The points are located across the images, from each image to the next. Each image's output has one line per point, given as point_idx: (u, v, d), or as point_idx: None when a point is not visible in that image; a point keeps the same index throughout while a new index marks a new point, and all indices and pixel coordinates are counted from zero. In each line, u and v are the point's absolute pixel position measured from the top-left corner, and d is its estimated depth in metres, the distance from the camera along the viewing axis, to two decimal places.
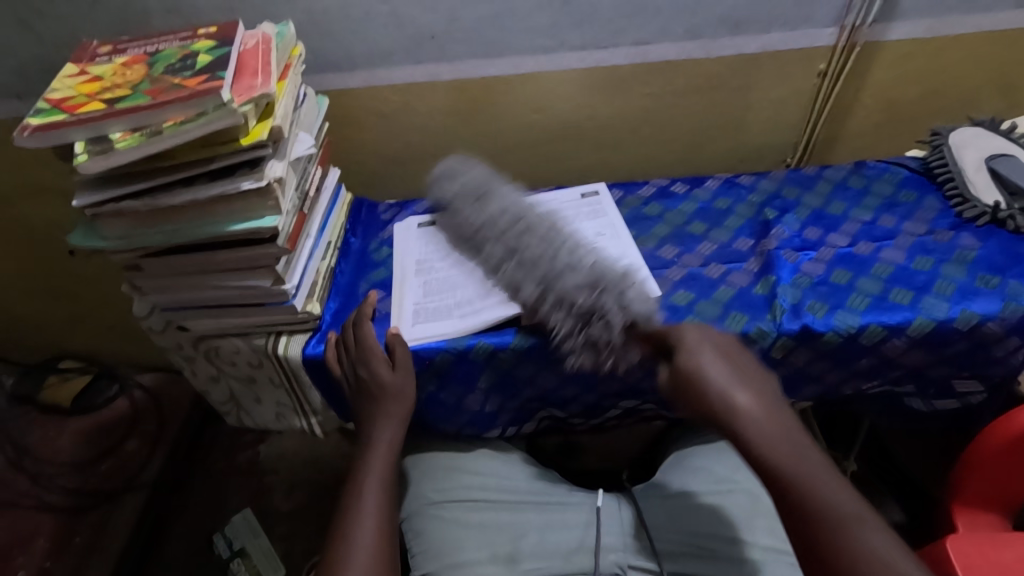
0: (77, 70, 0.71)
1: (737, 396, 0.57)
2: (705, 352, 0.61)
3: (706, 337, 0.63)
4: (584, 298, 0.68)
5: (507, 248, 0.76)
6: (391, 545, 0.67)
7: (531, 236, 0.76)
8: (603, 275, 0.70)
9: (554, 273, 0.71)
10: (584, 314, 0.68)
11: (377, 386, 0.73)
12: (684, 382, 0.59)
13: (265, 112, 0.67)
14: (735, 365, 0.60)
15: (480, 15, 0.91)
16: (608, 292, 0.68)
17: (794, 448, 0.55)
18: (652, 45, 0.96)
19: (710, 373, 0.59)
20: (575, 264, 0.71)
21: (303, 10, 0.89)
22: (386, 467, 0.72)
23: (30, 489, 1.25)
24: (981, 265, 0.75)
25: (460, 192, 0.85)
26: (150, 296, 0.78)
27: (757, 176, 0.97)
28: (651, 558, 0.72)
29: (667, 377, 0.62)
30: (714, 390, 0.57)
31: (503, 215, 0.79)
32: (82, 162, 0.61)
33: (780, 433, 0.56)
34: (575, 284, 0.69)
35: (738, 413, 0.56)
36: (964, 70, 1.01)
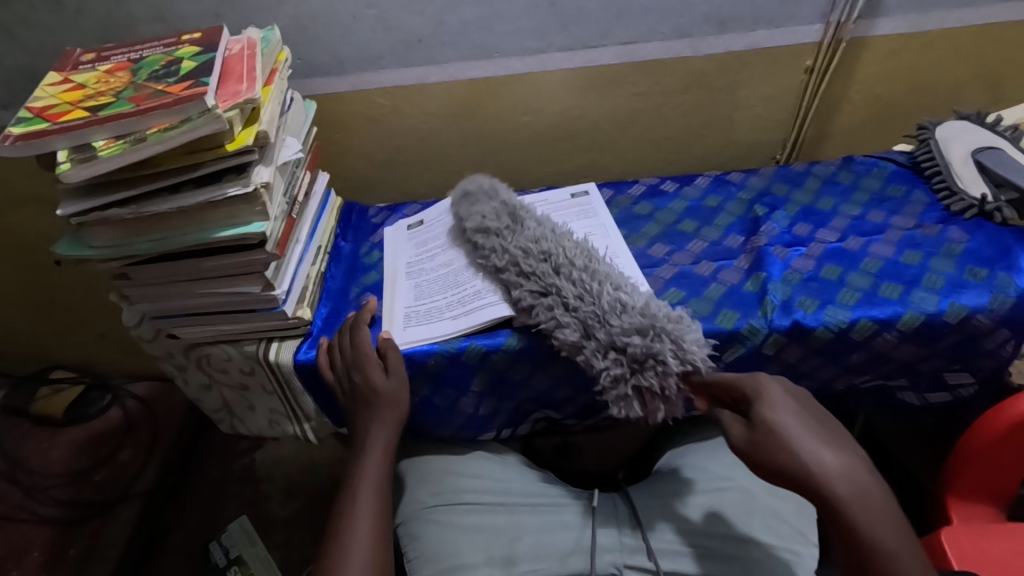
0: (61, 79, 0.70)
1: (828, 461, 0.56)
2: (785, 408, 0.60)
3: (783, 391, 0.62)
4: (638, 344, 0.67)
5: (544, 270, 0.73)
6: (386, 550, 0.67)
7: (567, 271, 0.72)
8: (654, 313, 0.68)
9: (603, 316, 0.69)
10: (636, 361, 0.67)
11: (371, 391, 0.73)
12: (768, 440, 0.58)
13: (251, 117, 0.66)
14: (816, 425, 0.59)
15: (467, 18, 0.91)
16: (665, 335, 0.67)
17: (879, 519, 0.54)
18: (640, 45, 0.96)
19: (800, 437, 0.58)
20: (624, 305, 0.69)
21: (289, 15, 0.89)
22: (381, 471, 0.72)
23: (23, 502, 1.24)
24: (970, 257, 0.75)
25: (489, 213, 0.81)
26: (139, 305, 0.78)
27: (747, 172, 0.97)
28: (646, 556, 0.71)
29: (742, 432, 0.61)
30: (804, 455, 0.56)
31: (532, 253, 0.75)
32: (65, 170, 0.60)
33: (871, 498, 0.55)
34: (623, 328, 0.68)
35: (828, 482, 0.55)
36: (950, 64, 1.02)
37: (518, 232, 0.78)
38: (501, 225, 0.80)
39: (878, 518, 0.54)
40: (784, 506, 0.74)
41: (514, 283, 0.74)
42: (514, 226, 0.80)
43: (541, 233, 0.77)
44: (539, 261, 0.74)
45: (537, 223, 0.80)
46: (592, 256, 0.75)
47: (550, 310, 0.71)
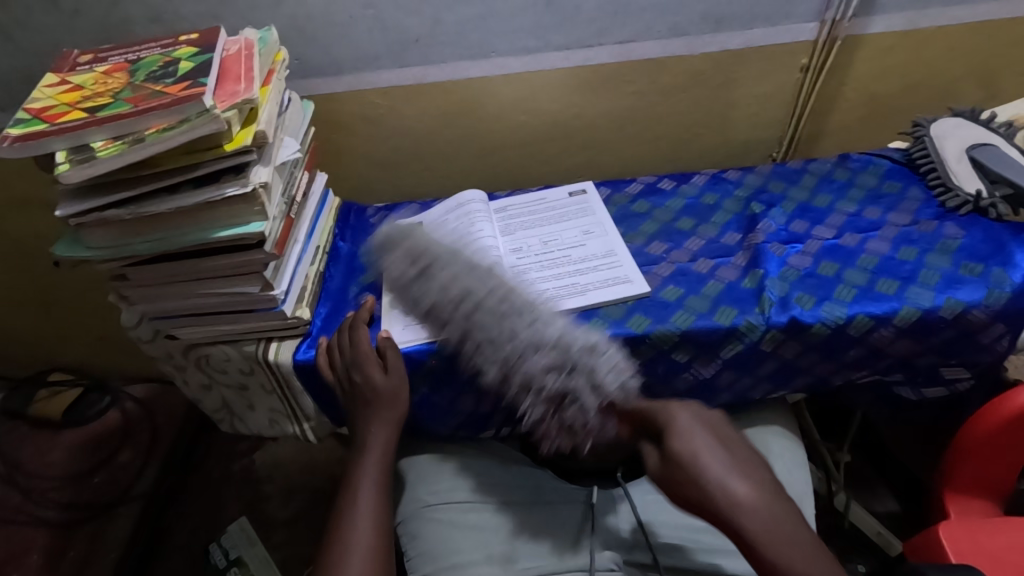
0: (58, 80, 0.70)
1: (732, 489, 0.54)
2: (696, 437, 0.58)
3: (695, 419, 0.61)
4: (553, 382, 0.67)
5: (459, 313, 0.71)
6: (387, 549, 0.67)
7: (480, 314, 0.70)
8: (568, 347, 0.68)
9: (522, 352, 0.68)
10: (554, 398, 0.67)
11: (371, 392, 0.73)
12: (676, 466, 0.57)
13: (249, 117, 0.67)
14: (730, 454, 0.57)
15: (464, 18, 0.91)
16: (577, 370, 0.67)
17: (786, 545, 0.51)
18: (636, 44, 0.96)
19: (707, 466, 0.56)
20: (538, 340, 0.68)
21: (286, 15, 0.89)
22: (380, 471, 0.72)
23: (22, 505, 1.23)
24: (965, 253, 0.76)
25: (401, 261, 0.79)
26: (137, 305, 0.78)
27: (744, 170, 0.98)
28: (643, 551, 0.74)
29: (658, 465, 0.59)
30: (711, 486, 0.54)
31: (449, 297, 0.72)
32: (64, 171, 0.60)
33: (781, 531, 0.52)
34: (540, 367, 0.67)
35: (730, 511, 0.53)
36: (944, 62, 1.02)
37: (430, 279, 0.75)
38: (413, 275, 0.77)
39: (787, 544, 0.52)
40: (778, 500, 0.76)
41: (442, 324, 0.73)
42: (424, 274, 0.76)
43: (454, 275, 0.74)
44: (456, 307, 0.72)
45: (448, 257, 0.76)
46: (510, 287, 0.73)
47: (473, 349, 0.71)
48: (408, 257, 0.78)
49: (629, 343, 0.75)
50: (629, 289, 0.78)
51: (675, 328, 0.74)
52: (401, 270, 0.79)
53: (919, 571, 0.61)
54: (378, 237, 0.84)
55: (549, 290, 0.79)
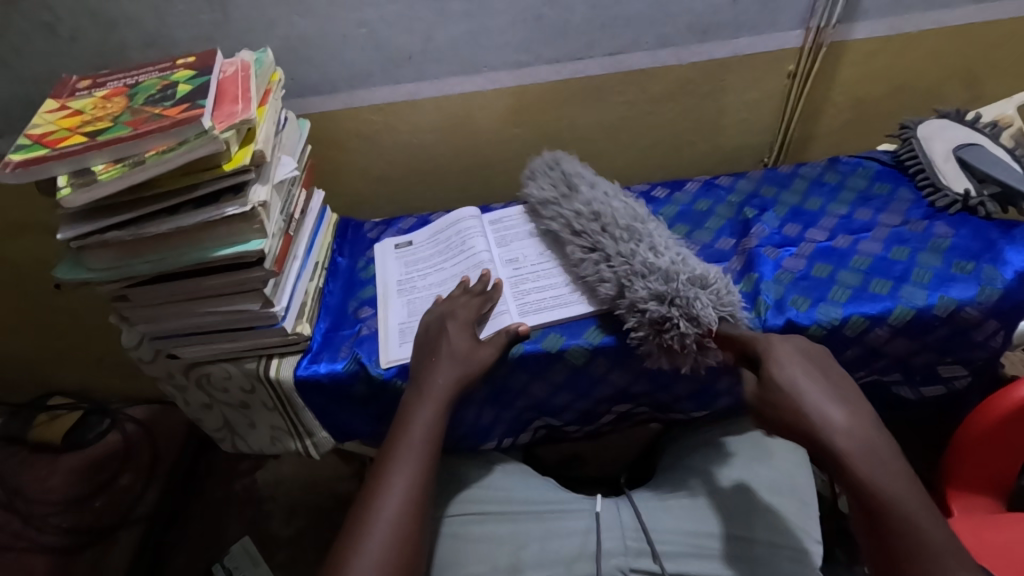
0: (57, 105, 0.71)
1: (832, 418, 0.58)
2: (794, 366, 0.62)
3: (798, 354, 0.64)
4: (655, 307, 0.70)
5: (591, 229, 0.79)
6: (424, 497, 0.65)
7: (610, 234, 0.77)
8: (674, 279, 0.71)
9: (632, 275, 0.73)
10: (656, 322, 0.70)
11: (438, 333, 0.75)
12: (782, 404, 0.60)
13: (247, 137, 0.67)
14: (823, 381, 0.61)
15: (456, 34, 0.93)
16: (677, 302, 0.70)
17: (875, 458, 0.56)
18: (626, 55, 0.98)
19: (807, 391, 0.60)
20: (649, 268, 0.72)
21: (279, 36, 0.91)
22: (435, 420, 0.69)
23: (23, 531, 1.23)
24: (956, 252, 0.77)
25: (547, 184, 0.87)
26: (139, 326, 0.78)
27: (735, 176, 0.99)
28: (652, 560, 0.72)
29: (755, 388, 0.64)
30: (810, 408, 0.59)
31: (585, 214, 0.80)
32: (65, 195, 0.61)
33: (875, 449, 0.56)
34: (650, 289, 0.71)
35: (896, 498, 0.54)
36: (928, 65, 1.04)
37: (574, 198, 0.84)
38: (556, 195, 0.85)
39: (866, 453, 0.56)
40: (787, 505, 0.75)
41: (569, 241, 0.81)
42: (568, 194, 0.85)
43: (593, 199, 0.82)
44: (590, 221, 0.80)
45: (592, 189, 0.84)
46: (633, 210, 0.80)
47: (594, 267, 0.77)
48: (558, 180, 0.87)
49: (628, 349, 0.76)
50: None
51: None
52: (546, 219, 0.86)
53: None
54: (381, 253, 0.94)
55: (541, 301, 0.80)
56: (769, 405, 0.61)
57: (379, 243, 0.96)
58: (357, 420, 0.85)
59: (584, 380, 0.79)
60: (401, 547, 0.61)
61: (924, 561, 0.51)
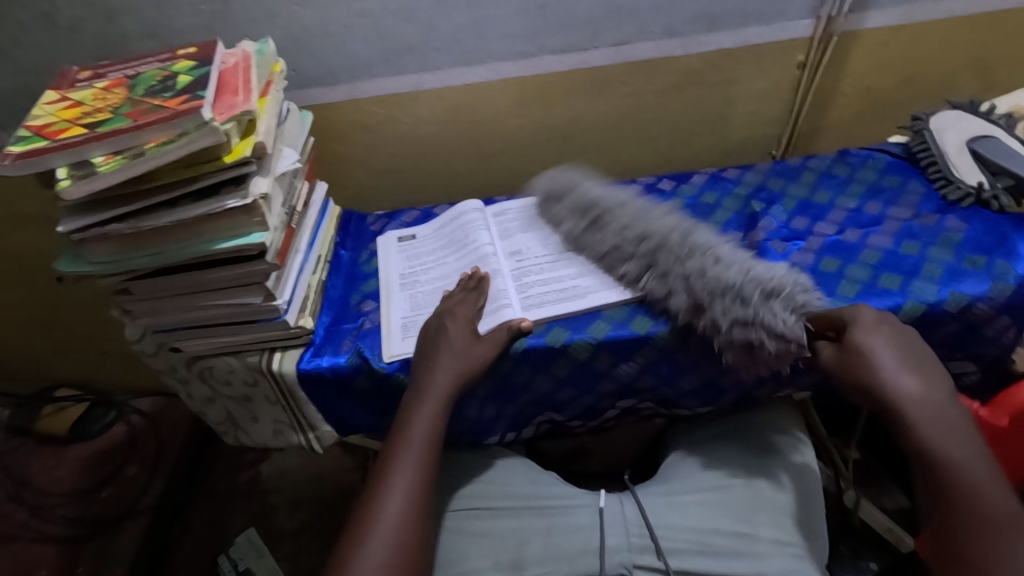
0: (57, 97, 0.71)
1: (908, 390, 0.59)
2: (878, 334, 0.63)
3: (880, 322, 0.64)
4: (741, 309, 0.67)
5: (642, 249, 0.77)
6: (426, 496, 0.65)
7: (666, 252, 0.75)
8: (754, 290, 0.67)
9: (709, 292, 0.69)
10: (744, 345, 0.67)
11: (435, 329, 0.75)
12: (858, 370, 0.61)
13: (248, 129, 0.67)
14: (903, 354, 0.62)
15: (460, 24, 0.92)
16: (760, 322, 0.66)
17: (954, 434, 0.57)
18: (632, 45, 0.96)
19: (886, 361, 0.61)
20: (722, 283, 0.69)
21: (282, 26, 0.90)
22: (436, 417, 0.69)
23: (30, 521, 1.24)
24: (968, 246, 0.75)
25: (567, 212, 0.85)
26: (141, 319, 0.78)
27: (743, 169, 0.97)
28: (657, 557, 0.71)
29: (831, 353, 0.64)
30: (889, 377, 0.60)
31: (629, 237, 0.78)
32: (65, 187, 0.61)
33: (951, 419, 0.58)
34: (727, 280, 0.69)
35: (971, 470, 0.56)
36: (941, 55, 1.02)
37: (600, 229, 0.81)
38: (581, 228, 0.83)
39: (945, 427, 0.58)
40: (791, 501, 0.74)
41: (625, 265, 0.78)
42: (593, 224, 0.83)
43: (632, 218, 0.80)
44: (637, 244, 0.77)
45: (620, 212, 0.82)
46: (688, 227, 0.77)
47: (651, 281, 0.75)
48: (579, 208, 0.85)
49: (634, 344, 0.75)
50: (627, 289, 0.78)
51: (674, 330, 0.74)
52: (596, 241, 0.81)
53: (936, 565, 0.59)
54: (383, 246, 0.93)
55: (544, 295, 0.79)
56: (843, 370, 0.62)
57: (381, 236, 0.95)
58: (359, 414, 0.85)
59: (588, 374, 0.78)
60: (403, 548, 0.61)
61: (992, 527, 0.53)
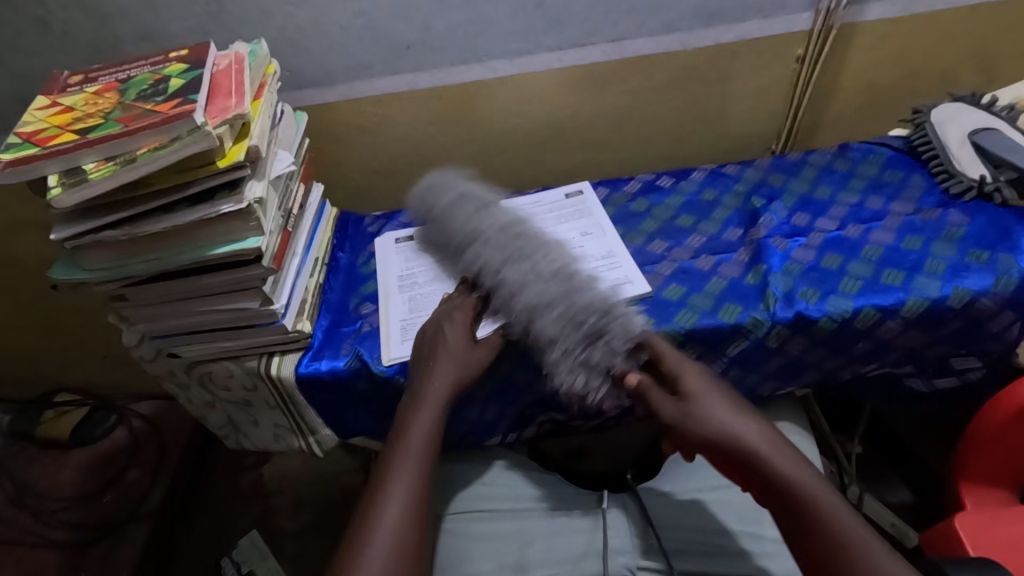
0: (48, 103, 0.70)
1: (747, 431, 0.59)
2: (707, 384, 0.63)
3: (705, 372, 0.65)
4: (595, 318, 0.68)
5: (500, 238, 0.78)
6: (425, 503, 0.64)
7: (523, 244, 0.76)
8: (589, 316, 0.68)
9: (552, 289, 0.70)
10: (592, 334, 0.68)
11: (435, 333, 0.74)
12: (701, 424, 0.60)
13: (241, 133, 0.66)
14: (729, 397, 0.62)
15: (455, 23, 0.91)
16: (603, 337, 0.68)
17: (790, 463, 0.58)
18: (629, 41, 0.95)
19: (719, 406, 0.61)
20: (580, 292, 0.70)
21: (275, 27, 0.89)
22: (434, 422, 0.69)
23: (33, 527, 1.23)
24: (971, 241, 0.75)
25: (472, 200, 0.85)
26: (138, 325, 0.77)
27: (742, 165, 0.97)
28: (659, 557, 0.71)
29: (671, 408, 0.62)
30: (727, 424, 0.59)
31: (500, 224, 0.80)
32: (57, 195, 0.60)
33: (782, 449, 0.59)
34: (590, 298, 0.70)
35: (813, 493, 0.56)
36: (942, 47, 1.01)
37: (489, 212, 0.83)
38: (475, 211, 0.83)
39: (783, 454, 0.58)
40: None
41: (483, 254, 0.77)
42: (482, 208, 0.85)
43: (492, 209, 0.83)
44: (506, 235, 0.79)
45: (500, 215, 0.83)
46: (517, 226, 0.80)
47: (512, 272, 0.74)
48: (503, 227, 0.80)
49: None
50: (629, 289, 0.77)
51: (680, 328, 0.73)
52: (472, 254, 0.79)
53: (940, 568, 0.58)
54: (379, 248, 0.93)
55: None
56: (687, 423, 0.61)
57: (377, 239, 0.94)
58: (359, 417, 0.84)
59: None
60: (404, 553, 0.60)
61: (846, 551, 0.53)
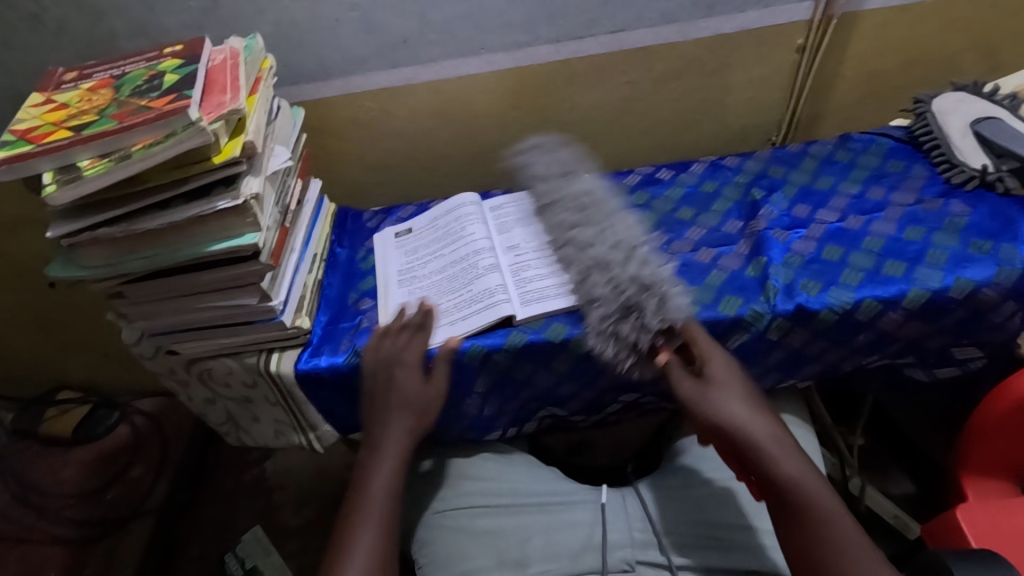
0: (43, 99, 0.69)
1: (755, 426, 0.62)
2: (723, 369, 0.66)
3: (728, 358, 0.68)
4: (629, 292, 0.71)
5: (568, 220, 0.82)
6: (389, 552, 0.65)
7: (585, 228, 0.80)
8: (649, 284, 0.72)
9: (602, 260, 0.75)
10: (625, 307, 0.71)
11: (382, 380, 0.72)
12: (711, 408, 0.63)
13: (237, 129, 0.66)
14: (744, 387, 0.65)
15: (452, 15, 0.90)
16: (651, 297, 0.70)
17: (792, 459, 0.60)
18: (627, 32, 0.95)
19: (730, 395, 0.64)
20: (623, 262, 0.74)
21: (271, 22, 0.88)
22: (393, 472, 0.70)
23: (37, 524, 1.24)
24: (973, 231, 0.74)
25: (552, 166, 0.90)
26: (137, 322, 0.77)
27: (742, 156, 0.96)
28: (660, 551, 0.71)
29: (687, 386, 0.66)
30: (735, 412, 0.62)
31: (570, 203, 0.83)
32: (51, 193, 0.60)
33: (785, 445, 0.61)
34: (630, 275, 0.72)
35: (810, 493, 0.58)
36: (944, 36, 1.00)
37: (571, 182, 0.87)
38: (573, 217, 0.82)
39: (786, 453, 0.61)
40: None
41: (564, 246, 0.80)
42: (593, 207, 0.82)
43: (586, 187, 0.85)
44: (574, 212, 0.82)
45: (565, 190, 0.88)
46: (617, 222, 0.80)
47: (598, 255, 0.75)
48: (574, 207, 0.83)
49: None
50: None
51: None
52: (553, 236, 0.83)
53: (943, 562, 0.57)
54: (379, 245, 0.92)
55: (544, 289, 0.78)
56: (700, 405, 0.64)
57: (376, 235, 0.94)
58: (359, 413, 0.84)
59: (589, 368, 0.77)
60: None
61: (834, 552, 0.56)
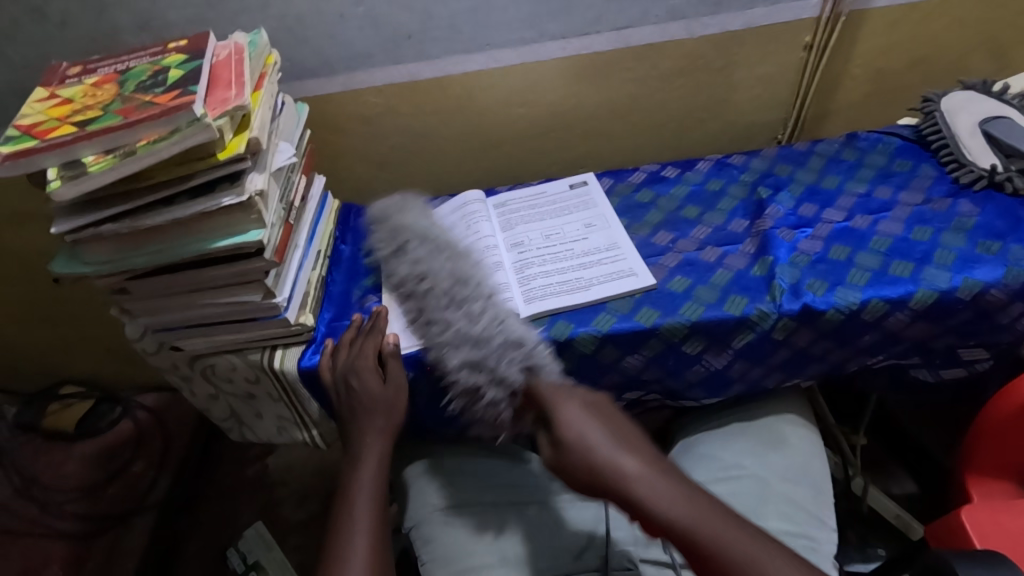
0: (46, 94, 0.69)
1: (624, 465, 0.60)
2: (575, 416, 0.65)
3: (580, 398, 0.67)
4: (469, 374, 0.70)
5: (418, 292, 0.76)
6: (385, 555, 0.65)
7: (433, 297, 0.74)
8: (488, 346, 0.70)
9: (453, 338, 0.72)
10: (471, 388, 0.71)
11: (349, 390, 0.74)
12: (578, 462, 0.62)
13: (242, 124, 0.65)
14: (608, 429, 0.64)
15: (457, 11, 0.89)
16: (486, 367, 0.70)
17: (668, 494, 0.58)
18: (633, 29, 0.94)
19: (597, 442, 0.62)
20: (468, 333, 0.71)
21: (275, 17, 0.88)
22: (377, 477, 0.70)
23: (39, 518, 1.24)
24: (981, 231, 0.74)
25: (384, 237, 0.84)
26: (140, 318, 0.77)
27: (748, 154, 0.96)
28: (663, 550, 0.72)
29: (551, 451, 0.65)
30: (602, 460, 0.61)
31: (413, 274, 0.78)
32: (56, 188, 0.59)
33: (654, 480, 0.59)
34: (475, 344, 0.70)
35: (696, 524, 0.56)
36: (952, 34, 0.99)
37: (402, 256, 0.81)
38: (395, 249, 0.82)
39: (662, 489, 0.58)
40: (800, 492, 0.76)
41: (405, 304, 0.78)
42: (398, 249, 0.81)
43: (418, 257, 0.79)
44: (416, 282, 0.77)
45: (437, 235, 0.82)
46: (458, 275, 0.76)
47: (431, 333, 0.73)
48: (412, 273, 0.78)
49: (639, 337, 0.73)
50: (634, 281, 0.76)
51: (684, 320, 0.72)
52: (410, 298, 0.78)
53: (948, 565, 0.57)
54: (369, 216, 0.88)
55: (549, 287, 0.78)
56: (568, 465, 0.63)
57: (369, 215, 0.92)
58: None
59: (593, 366, 0.77)
60: None
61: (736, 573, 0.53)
